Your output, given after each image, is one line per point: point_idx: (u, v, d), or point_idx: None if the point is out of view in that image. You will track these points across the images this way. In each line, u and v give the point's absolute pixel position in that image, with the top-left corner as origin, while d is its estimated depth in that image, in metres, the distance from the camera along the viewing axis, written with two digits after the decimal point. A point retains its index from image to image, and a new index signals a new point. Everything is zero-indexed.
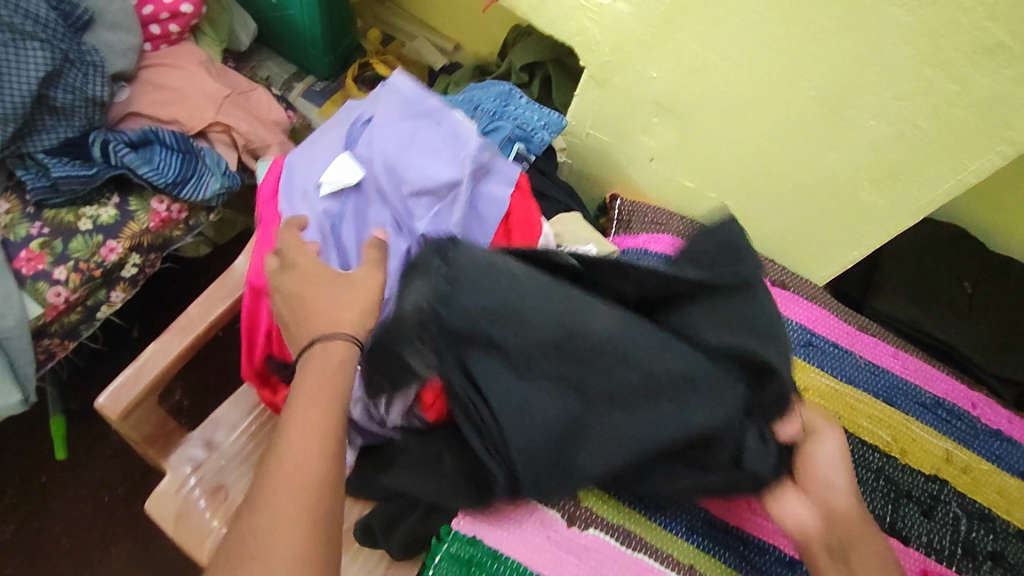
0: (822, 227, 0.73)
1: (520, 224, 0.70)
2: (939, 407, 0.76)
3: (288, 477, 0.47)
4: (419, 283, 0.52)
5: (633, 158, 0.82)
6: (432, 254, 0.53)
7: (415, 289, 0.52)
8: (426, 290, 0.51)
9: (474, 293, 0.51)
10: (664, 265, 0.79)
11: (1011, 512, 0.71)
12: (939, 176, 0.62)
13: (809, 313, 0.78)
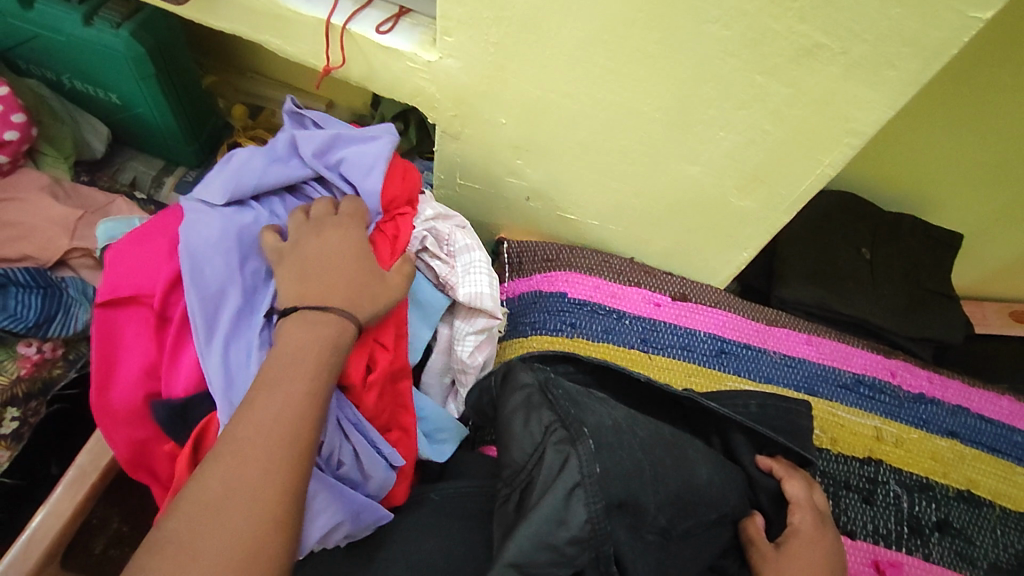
0: (706, 235, 0.72)
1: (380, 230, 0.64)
2: (861, 385, 0.76)
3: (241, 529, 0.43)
4: (568, 471, 0.51)
5: (509, 202, 0.80)
6: (564, 439, 0.54)
7: (566, 475, 0.52)
8: (583, 462, 0.52)
9: (617, 460, 0.53)
10: (561, 304, 0.77)
11: (947, 474, 0.72)
12: (799, 173, 0.60)
13: (716, 320, 0.77)
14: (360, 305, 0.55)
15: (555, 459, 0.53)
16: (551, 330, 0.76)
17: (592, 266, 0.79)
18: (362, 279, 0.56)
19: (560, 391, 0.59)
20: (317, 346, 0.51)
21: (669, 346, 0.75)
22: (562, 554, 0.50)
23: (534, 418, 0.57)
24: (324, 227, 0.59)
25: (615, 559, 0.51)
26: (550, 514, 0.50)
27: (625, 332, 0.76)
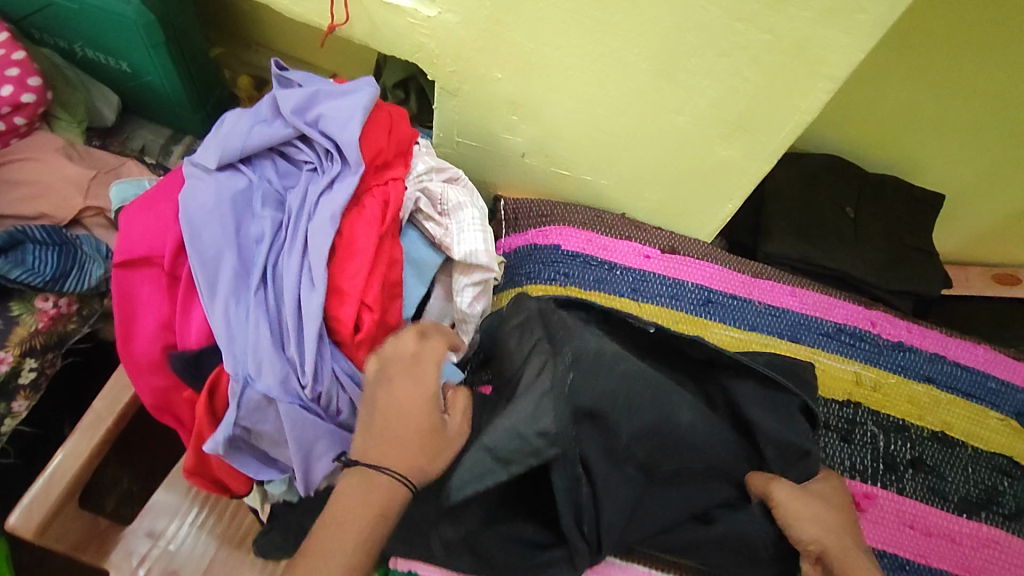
0: (693, 187, 0.75)
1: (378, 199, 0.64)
2: (841, 333, 0.79)
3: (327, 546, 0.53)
4: (543, 379, 0.60)
5: (506, 158, 0.83)
6: (547, 353, 0.62)
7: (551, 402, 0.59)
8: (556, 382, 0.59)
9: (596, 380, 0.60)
10: (554, 256, 0.80)
11: (923, 417, 0.75)
12: (778, 120, 0.63)
13: (703, 272, 0.81)
14: (422, 465, 0.56)
15: (542, 379, 0.60)
16: (545, 279, 0.79)
17: (585, 220, 0.82)
18: (427, 446, 0.57)
19: (557, 318, 0.66)
20: (381, 493, 0.55)
21: (658, 294, 0.79)
22: (534, 447, 0.57)
23: (528, 337, 0.65)
24: (400, 375, 0.59)
25: (580, 462, 0.59)
26: (517, 422, 0.58)
27: (616, 282, 0.79)
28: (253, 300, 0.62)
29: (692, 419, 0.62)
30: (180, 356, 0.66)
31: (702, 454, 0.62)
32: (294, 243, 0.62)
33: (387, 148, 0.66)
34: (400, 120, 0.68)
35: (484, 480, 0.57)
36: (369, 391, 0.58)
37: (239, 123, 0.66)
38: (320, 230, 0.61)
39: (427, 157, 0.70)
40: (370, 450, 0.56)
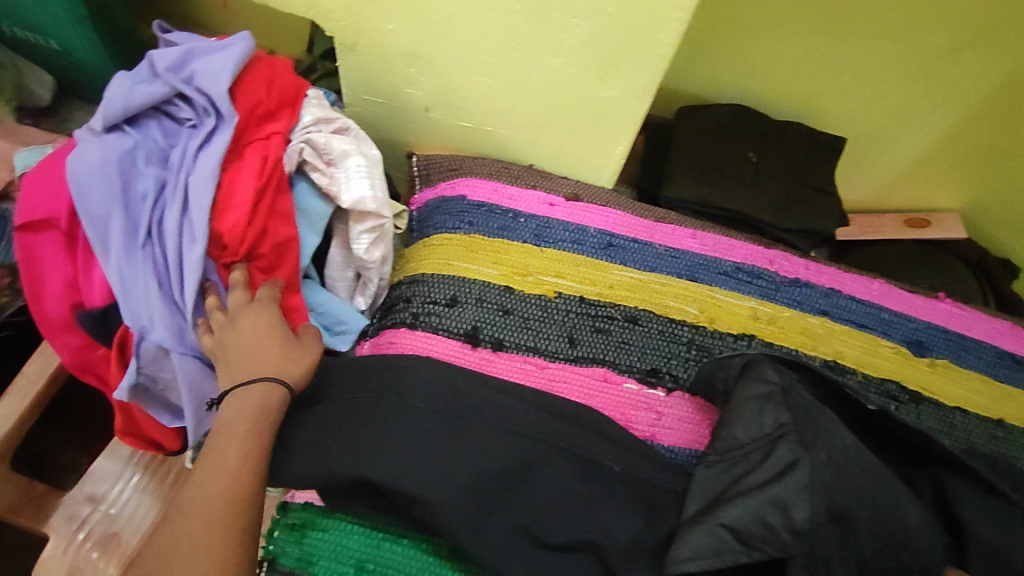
0: (586, 130, 0.78)
1: (259, 151, 0.66)
2: (739, 272, 0.81)
3: (206, 478, 0.54)
4: (797, 472, 0.55)
5: (413, 114, 0.86)
6: (797, 441, 0.57)
7: (795, 470, 0.55)
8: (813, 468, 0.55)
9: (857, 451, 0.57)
10: (460, 206, 0.82)
11: (815, 347, 0.78)
12: (647, 54, 0.67)
13: (606, 217, 0.82)
14: (286, 373, 0.62)
15: (785, 454, 0.57)
16: (449, 229, 0.80)
17: (491, 171, 0.84)
18: (285, 353, 0.63)
19: (799, 401, 0.60)
20: (248, 417, 0.58)
21: (561, 240, 0.80)
22: (776, 536, 0.53)
23: (768, 413, 0.61)
24: (242, 316, 0.64)
25: (823, 564, 0.54)
26: (774, 497, 0.54)
27: (519, 229, 0.80)
28: (146, 254, 0.64)
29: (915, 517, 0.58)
30: (88, 315, 0.69)
31: (913, 552, 0.58)
32: (179, 197, 0.64)
33: (266, 100, 0.68)
34: (279, 74, 0.71)
35: (720, 559, 0.54)
36: (224, 339, 0.63)
37: (120, 83, 0.67)
38: (202, 186, 0.63)
39: (313, 109, 0.72)
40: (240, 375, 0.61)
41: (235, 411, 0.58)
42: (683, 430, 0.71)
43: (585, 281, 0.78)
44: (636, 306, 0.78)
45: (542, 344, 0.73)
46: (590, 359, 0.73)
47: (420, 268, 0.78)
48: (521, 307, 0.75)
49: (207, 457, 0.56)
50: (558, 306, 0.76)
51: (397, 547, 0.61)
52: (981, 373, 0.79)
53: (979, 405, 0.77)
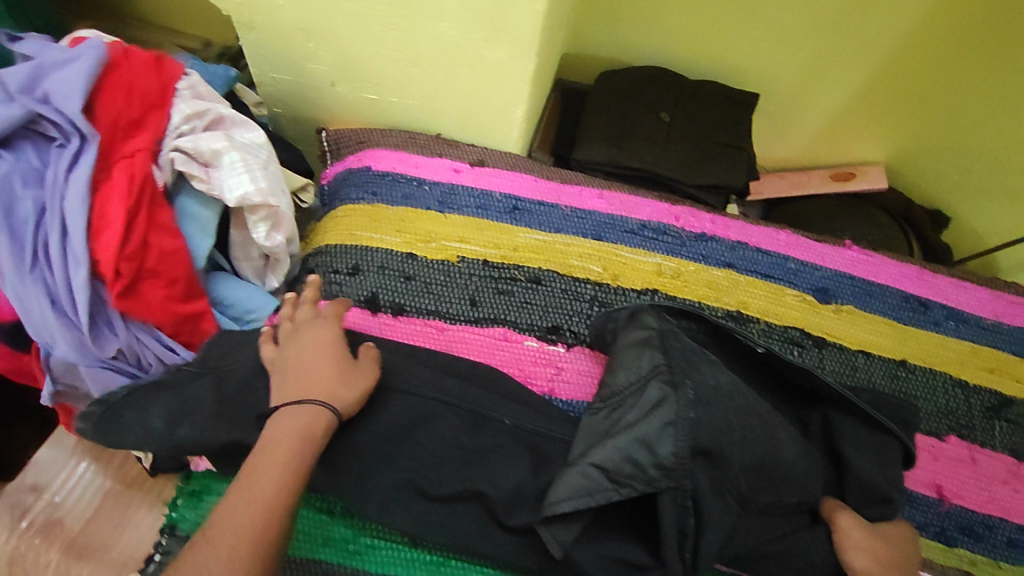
0: (483, 94, 0.79)
1: (135, 164, 0.63)
2: (645, 229, 0.82)
3: (240, 498, 0.51)
4: (663, 411, 0.59)
5: (319, 89, 0.86)
6: (667, 380, 0.61)
7: (661, 411, 0.60)
8: (685, 406, 0.59)
9: (714, 372, 0.63)
10: (365, 177, 0.82)
11: (719, 298, 0.79)
12: (526, 16, 0.67)
13: (512, 182, 0.83)
14: (336, 396, 0.59)
15: (655, 394, 0.61)
16: (354, 200, 0.81)
17: (397, 142, 0.85)
18: (338, 377, 0.60)
19: (677, 344, 0.65)
20: (292, 441, 0.55)
21: (465, 206, 0.81)
22: (644, 472, 0.57)
23: (645, 357, 0.65)
24: (304, 333, 0.63)
25: (692, 495, 0.58)
26: (641, 436, 0.58)
27: (423, 196, 0.81)
28: (35, 281, 0.61)
29: (791, 455, 0.62)
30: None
31: (796, 489, 0.62)
32: (55, 222, 0.61)
33: (128, 109, 0.64)
34: (136, 77, 0.66)
35: (593, 496, 0.57)
36: (284, 355, 0.62)
37: None
38: (73, 209, 0.60)
39: (183, 105, 0.68)
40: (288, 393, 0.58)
41: (280, 431, 0.55)
42: (584, 384, 0.72)
43: (489, 245, 0.79)
44: (540, 267, 0.78)
45: (443, 307, 0.74)
46: (491, 320, 0.74)
47: (326, 240, 0.79)
48: (423, 273, 0.76)
49: (245, 480, 0.52)
50: (461, 270, 0.77)
51: (291, 507, 0.63)
52: (885, 317, 0.80)
53: (882, 347, 0.78)
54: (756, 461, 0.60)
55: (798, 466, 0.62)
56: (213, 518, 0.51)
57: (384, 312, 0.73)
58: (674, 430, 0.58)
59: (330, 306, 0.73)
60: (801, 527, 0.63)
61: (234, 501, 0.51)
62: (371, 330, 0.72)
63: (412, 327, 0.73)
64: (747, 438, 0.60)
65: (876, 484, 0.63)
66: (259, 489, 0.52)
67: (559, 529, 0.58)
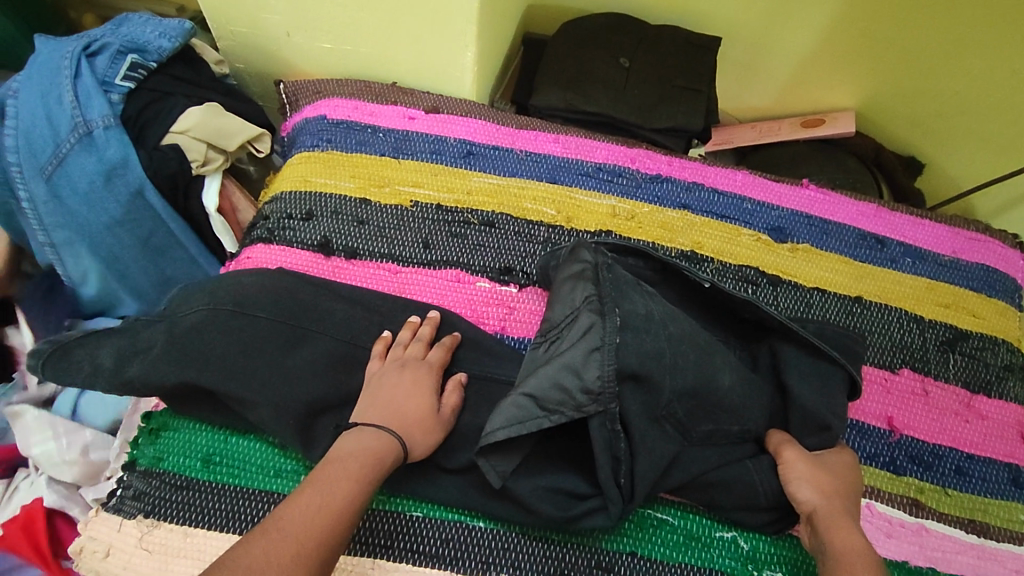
0: (432, 37, 0.78)
1: None
2: (600, 172, 0.82)
3: (304, 502, 0.51)
4: (591, 336, 0.62)
5: (273, 39, 0.86)
6: (595, 309, 0.64)
7: (589, 338, 0.62)
8: (611, 331, 0.62)
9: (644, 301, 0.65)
10: (320, 125, 0.83)
11: (673, 238, 0.79)
12: None
13: (466, 127, 0.83)
14: (409, 435, 0.59)
15: (585, 323, 0.64)
16: (309, 148, 0.81)
17: (352, 91, 0.85)
18: (426, 412, 0.61)
19: (610, 275, 0.66)
20: (364, 462, 0.55)
21: (420, 151, 0.81)
22: (573, 398, 0.60)
23: (578, 289, 0.67)
24: (404, 365, 0.63)
25: (620, 418, 0.60)
26: (568, 362, 0.61)
27: (377, 143, 0.81)
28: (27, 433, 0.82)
29: (729, 381, 0.64)
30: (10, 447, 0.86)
31: (738, 417, 0.64)
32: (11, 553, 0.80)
33: None
34: None
35: (528, 423, 0.59)
36: (380, 378, 0.62)
37: None
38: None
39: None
40: (370, 418, 0.59)
41: (362, 445, 0.57)
42: (531, 321, 0.73)
43: (442, 189, 0.79)
44: (494, 210, 0.78)
45: (395, 250, 0.75)
46: (444, 262, 0.75)
47: (281, 188, 0.80)
48: (376, 218, 0.76)
49: (307, 485, 0.54)
50: (414, 215, 0.77)
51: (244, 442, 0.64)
52: (841, 255, 0.80)
53: (837, 284, 0.78)
54: (689, 388, 0.62)
55: (735, 393, 0.64)
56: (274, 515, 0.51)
57: (337, 256, 0.74)
58: (599, 354, 0.61)
59: (284, 251, 0.74)
60: (743, 456, 0.64)
61: (293, 507, 0.51)
62: (322, 275, 0.73)
63: (364, 270, 0.74)
64: (680, 363, 0.62)
65: (821, 413, 0.64)
66: (328, 495, 0.52)
67: (500, 459, 0.59)
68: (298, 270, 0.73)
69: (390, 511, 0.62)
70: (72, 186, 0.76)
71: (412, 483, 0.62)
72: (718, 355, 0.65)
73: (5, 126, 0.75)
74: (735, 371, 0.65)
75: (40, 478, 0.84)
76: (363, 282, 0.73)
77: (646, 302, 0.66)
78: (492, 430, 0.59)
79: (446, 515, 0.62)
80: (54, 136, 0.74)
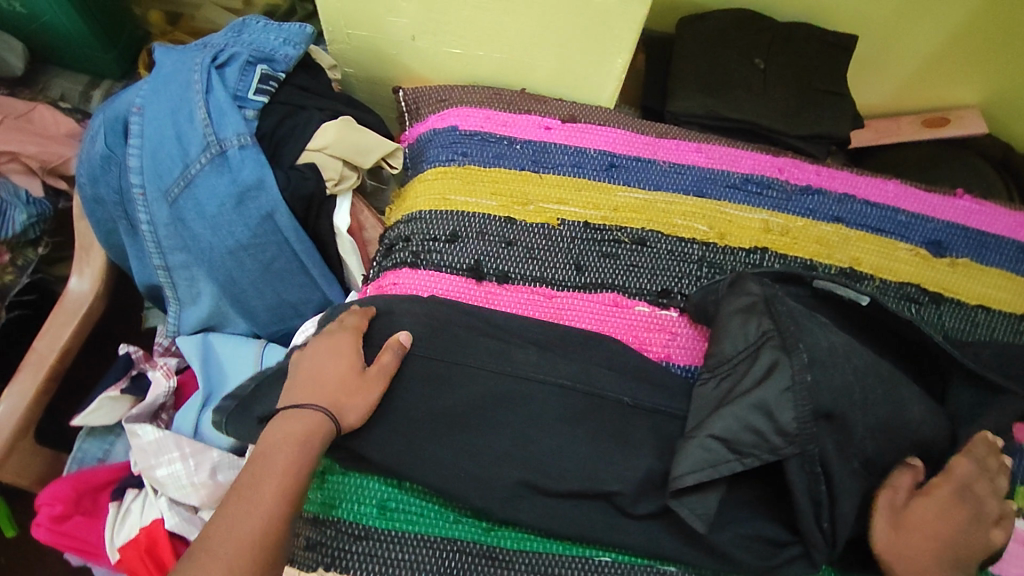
0: (579, 41, 0.75)
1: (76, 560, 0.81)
2: (748, 183, 0.78)
3: (235, 505, 0.53)
4: (779, 376, 0.58)
5: (397, 44, 0.81)
6: (779, 345, 0.59)
7: (776, 379, 0.58)
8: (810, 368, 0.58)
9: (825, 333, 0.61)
10: (453, 137, 0.78)
11: (831, 255, 0.75)
12: None
13: (607, 137, 0.79)
14: (339, 406, 0.58)
15: (766, 361, 0.60)
16: (444, 162, 0.77)
17: (483, 99, 0.81)
18: (344, 387, 0.59)
19: (783, 307, 0.61)
20: (291, 447, 0.55)
21: (560, 164, 0.77)
22: (768, 441, 0.57)
23: (752, 323, 0.63)
24: (319, 344, 0.62)
25: (820, 461, 0.57)
26: (759, 402, 0.57)
27: (516, 156, 0.77)
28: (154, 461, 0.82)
29: (921, 416, 0.61)
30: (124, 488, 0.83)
31: (924, 450, 0.61)
32: None
33: None
34: None
35: (719, 467, 0.57)
36: (299, 362, 0.61)
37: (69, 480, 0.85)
38: None
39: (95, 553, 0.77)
40: (303, 393, 0.58)
41: (282, 427, 0.56)
42: (695, 349, 0.69)
43: (588, 206, 0.75)
44: (644, 227, 0.75)
45: (549, 274, 0.71)
46: (599, 285, 0.71)
47: (417, 205, 0.76)
48: (523, 237, 0.73)
49: (245, 484, 0.54)
50: (562, 234, 0.73)
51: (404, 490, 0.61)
52: (1002, 270, 0.77)
53: (1001, 301, 0.75)
54: (884, 425, 0.59)
55: (929, 427, 0.61)
56: (224, 508, 0.53)
57: (490, 281, 0.70)
58: (800, 395, 0.57)
59: (434, 276, 0.70)
60: None
61: (237, 498, 0.53)
62: (476, 302, 0.69)
63: (518, 296, 0.70)
64: (872, 401, 0.59)
65: None
66: (261, 490, 0.53)
67: (697, 503, 0.57)
68: (450, 297, 0.69)
69: (576, 556, 0.60)
70: (199, 210, 0.72)
71: (597, 529, 0.59)
72: (910, 389, 0.61)
73: (131, 145, 0.72)
74: (929, 408, 0.62)
75: (159, 499, 0.79)
76: (517, 310, 0.69)
77: (831, 332, 0.62)
78: (686, 475, 0.57)
79: (634, 559, 0.60)
80: (183, 156, 0.71)
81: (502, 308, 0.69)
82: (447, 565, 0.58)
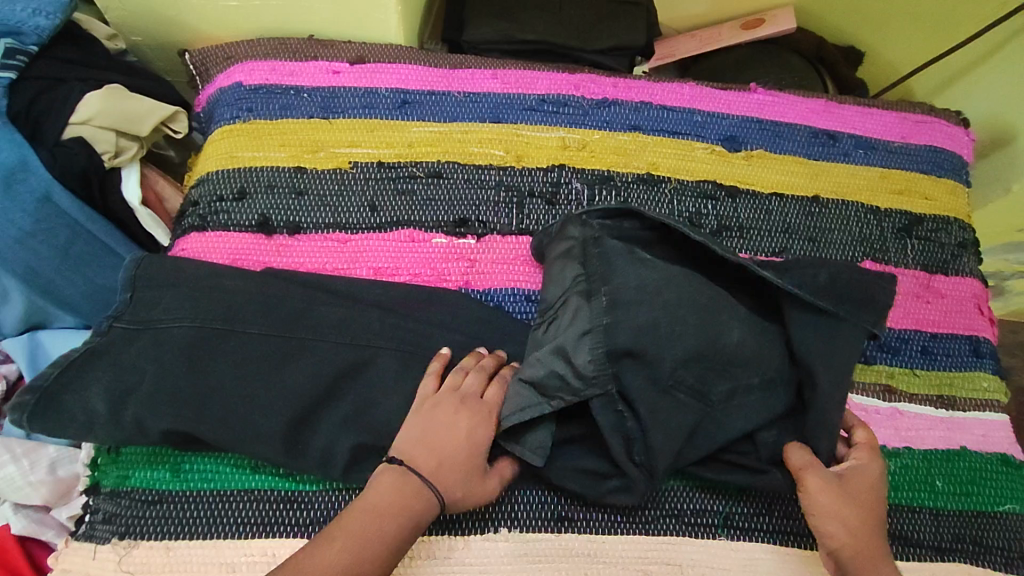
0: None
1: None
2: (544, 103, 0.78)
3: (315, 570, 0.50)
4: (581, 318, 0.60)
5: (168, 4, 0.77)
6: (583, 291, 0.61)
7: (578, 323, 0.60)
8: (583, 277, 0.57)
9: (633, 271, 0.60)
10: (237, 93, 0.76)
11: (628, 163, 0.76)
12: None
13: (398, 74, 0.78)
14: (446, 490, 0.56)
15: (573, 307, 0.61)
16: (229, 120, 0.75)
17: (267, 50, 0.78)
18: (466, 464, 0.56)
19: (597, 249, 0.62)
20: (392, 523, 0.53)
21: (350, 107, 0.75)
22: (569, 383, 0.58)
23: (568, 269, 0.64)
24: (455, 403, 0.58)
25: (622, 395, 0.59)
26: (560, 346, 0.59)
27: (303, 105, 0.75)
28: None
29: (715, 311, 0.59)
30: None
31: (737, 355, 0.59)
32: None
33: None
34: None
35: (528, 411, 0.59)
36: (429, 409, 0.58)
37: None
38: None
39: None
40: (434, 469, 0.56)
41: (384, 492, 0.54)
42: (494, 273, 0.70)
43: (382, 145, 0.74)
44: (439, 160, 0.74)
45: (342, 218, 0.71)
46: (395, 223, 0.71)
47: (206, 167, 0.73)
48: (315, 186, 0.72)
49: (328, 540, 0.52)
50: (356, 177, 0.73)
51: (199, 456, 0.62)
52: (796, 155, 0.79)
53: (794, 187, 0.77)
54: (674, 325, 0.58)
55: (729, 324, 0.59)
56: (298, 573, 0.50)
57: (281, 234, 0.70)
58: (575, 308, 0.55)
59: (221, 236, 0.69)
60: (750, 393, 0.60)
61: (311, 561, 0.50)
62: (268, 257, 0.69)
63: (311, 244, 0.70)
64: (678, 331, 0.58)
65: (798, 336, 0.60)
66: (356, 568, 0.51)
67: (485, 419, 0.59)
68: (241, 255, 0.69)
69: None
70: None
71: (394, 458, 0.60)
72: (725, 307, 0.60)
73: None
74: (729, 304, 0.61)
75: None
76: (312, 258, 0.69)
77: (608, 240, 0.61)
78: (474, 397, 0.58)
79: None
80: None
81: (297, 258, 0.69)
82: (244, 517, 0.60)
